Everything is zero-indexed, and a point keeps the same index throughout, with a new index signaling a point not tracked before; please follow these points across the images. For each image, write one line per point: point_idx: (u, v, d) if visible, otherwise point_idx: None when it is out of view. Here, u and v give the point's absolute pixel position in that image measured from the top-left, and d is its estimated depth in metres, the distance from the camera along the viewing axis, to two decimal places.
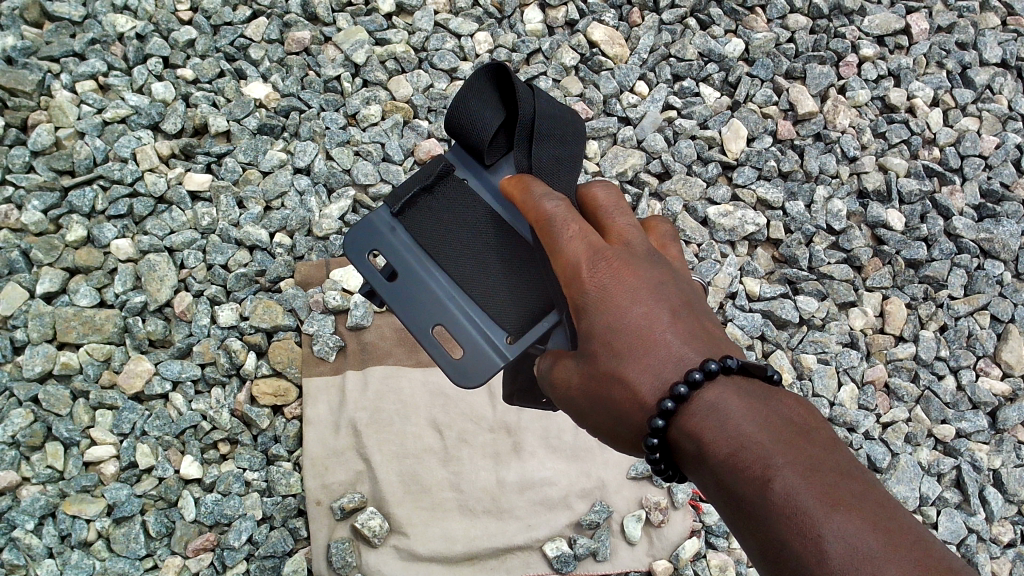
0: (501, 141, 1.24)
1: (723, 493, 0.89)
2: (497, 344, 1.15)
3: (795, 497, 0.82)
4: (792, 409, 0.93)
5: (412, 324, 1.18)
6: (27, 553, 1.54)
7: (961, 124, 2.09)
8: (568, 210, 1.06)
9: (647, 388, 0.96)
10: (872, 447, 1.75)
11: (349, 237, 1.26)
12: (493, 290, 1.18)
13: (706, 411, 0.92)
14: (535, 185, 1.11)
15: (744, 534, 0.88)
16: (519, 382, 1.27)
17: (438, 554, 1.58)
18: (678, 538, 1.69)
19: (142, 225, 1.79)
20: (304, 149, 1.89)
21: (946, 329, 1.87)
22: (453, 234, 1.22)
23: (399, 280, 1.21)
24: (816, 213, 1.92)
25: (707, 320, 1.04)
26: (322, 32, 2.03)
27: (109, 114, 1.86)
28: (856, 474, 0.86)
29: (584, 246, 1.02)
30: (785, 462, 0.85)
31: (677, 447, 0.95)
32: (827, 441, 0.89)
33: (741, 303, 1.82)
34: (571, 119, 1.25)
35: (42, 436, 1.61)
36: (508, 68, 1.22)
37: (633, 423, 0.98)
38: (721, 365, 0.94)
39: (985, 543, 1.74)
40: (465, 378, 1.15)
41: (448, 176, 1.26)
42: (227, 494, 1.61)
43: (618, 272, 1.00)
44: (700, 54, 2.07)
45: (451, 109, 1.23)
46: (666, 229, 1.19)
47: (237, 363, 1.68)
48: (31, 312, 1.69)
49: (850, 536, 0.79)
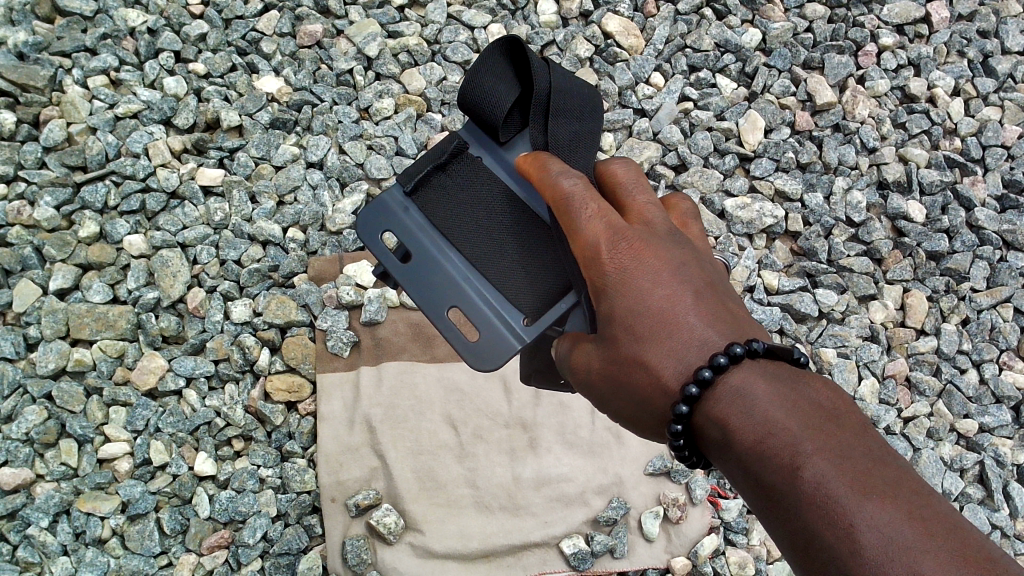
0: (516, 117, 1.21)
1: (750, 480, 0.87)
2: (513, 327, 1.14)
3: (825, 485, 0.80)
4: (819, 392, 0.91)
5: (427, 306, 1.17)
6: (42, 551, 1.53)
7: (983, 114, 2.05)
8: (587, 189, 1.03)
9: (670, 373, 0.94)
10: (894, 442, 1.72)
11: (361, 217, 1.24)
12: (510, 272, 1.17)
13: (732, 397, 0.90)
14: (552, 162, 1.07)
15: (773, 523, 0.86)
16: (537, 363, 1.25)
17: (452, 551, 1.57)
18: (697, 535, 1.66)
19: (154, 221, 1.78)
20: (317, 143, 1.87)
21: (969, 323, 1.84)
22: (468, 214, 1.20)
23: (414, 261, 1.20)
24: (835, 205, 1.90)
25: (730, 300, 1.01)
26: (334, 25, 2.01)
27: (121, 109, 1.85)
28: (889, 460, 0.83)
29: (604, 226, 0.99)
30: (814, 449, 0.83)
31: (702, 433, 0.93)
32: (857, 425, 0.87)
33: (759, 297, 1.79)
34: (586, 95, 1.22)
35: (55, 433, 1.60)
36: (523, 41, 1.18)
37: (656, 409, 0.97)
38: (747, 349, 0.92)
39: (1008, 539, 1.71)
40: (482, 361, 1.14)
41: (462, 154, 1.23)
42: (241, 490, 1.60)
43: (639, 253, 0.97)
44: (716, 45, 2.05)
45: (464, 85, 1.20)
46: (687, 207, 1.17)
47: (252, 359, 1.67)
48: (45, 309, 1.68)
49: (883, 525, 0.77)
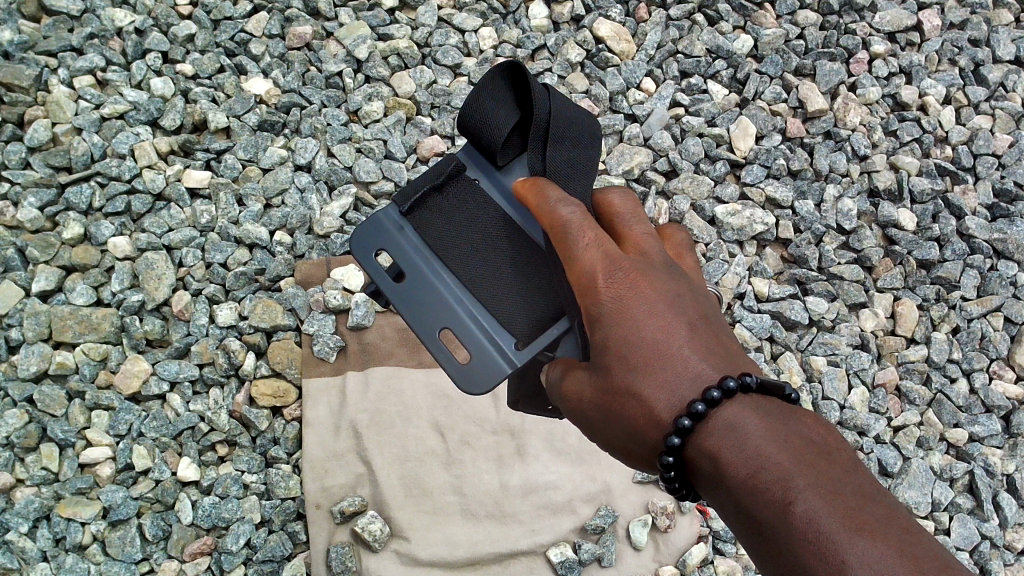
0: (515, 142, 1.21)
1: (741, 515, 0.86)
2: (505, 351, 1.12)
3: (817, 520, 0.80)
4: (810, 428, 0.91)
5: (418, 327, 1.15)
6: (21, 556, 1.51)
7: (974, 123, 2.05)
8: (585, 216, 1.01)
9: (663, 406, 0.93)
10: (883, 451, 1.72)
11: (355, 235, 1.23)
12: (504, 296, 1.15)
13: (724, 431, 0.89)
14: (550, 189, 1.06)
15: (764, 559, 0.85)
16: (525, 388, 1.23)
17: (438, 559, 1.55)
18: (685, 544, 1.65)
19: (140, 222, 1.77)
20: (306, 146, 1.86)
21: (959, 332, 1.84)
22: (463, 237, 1.19)
23: (406, 281, 1.18)
24: (826, 212, 1.89)
25: (724, 334, 1.01)
26: (324, 27, 2.00)
27: (107, 110, 1.83)
28: (880, 498, 0.84)
29: (600, 255, 0.98)
30: (806, 483, 0.83)
31: (693, 466, 0.92)
32: (848, 462, 0.87)
33: (749, 304, 1.79)
34: (586, 122, 1.21)
35: (37, 437, 1.58)
36: (524, 67, 1.18)
37: (648, 441, 0.95)
38: (740, 383, 0.91)
39: (998, 549, 1.70)
40: (472, 385, 1.12)
41: (459, 176, 1.22)
42: (225, 496, 1.57)
43: (635, 283, 0.96)
44: (708, 51, 2.05)
45: (464, 107, 1.19)
46: (682, 238, 1.16)
47: (236, 364, 1.65)
48: (27, 311, 1.66)
49: (876, 561, 0.76)
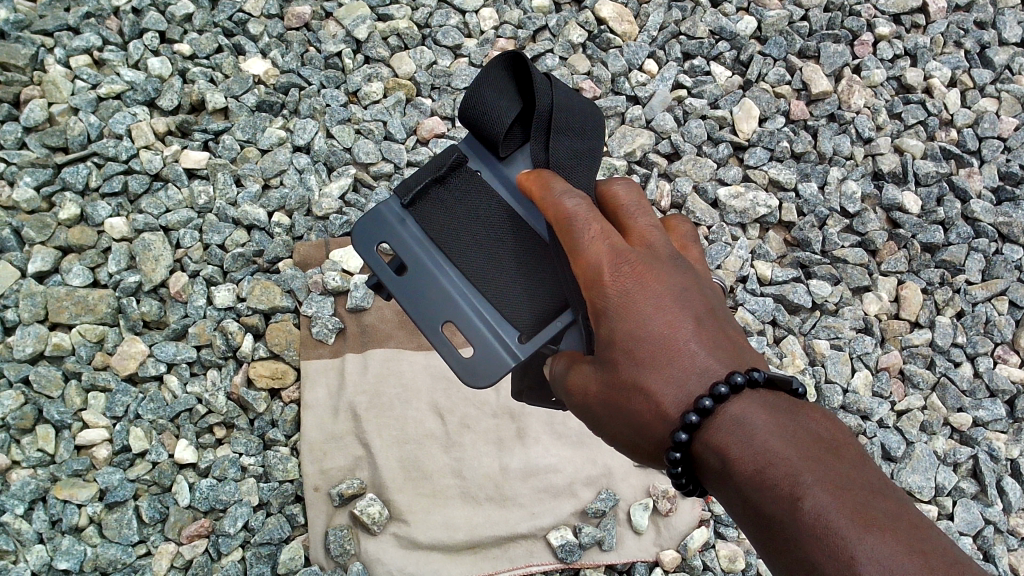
0: (517, 132, 1.19)
1: (748, 511, 0.86)
2: (508, 344, 1.10)
3: (825, 517, 0.79)
4: (818, 423, 0.90)
5: (422, 322, 1.13)
6: (16, 539, 1.49)
7: (980, 105, 2.03)
8: (590, 209, 0.98)
9: (670, 401, 0.91)
10: (887, 435, 1.70)
11: (357, 227, 1.21)
12: (507, 290, 1.13)
13: (732, 426, 0.88)
14: (555, 181, 1.04)
15: (770, 552, 0.85)
16: (528, 380, 1.21)
17: (438, 542, 1.53)
18: (687, 527, 1.63)
19: (137, 204, 1.75)
20: (304, 127, 1.84)
21: (964, 315, 1.82)
22: (466, 229, 1.17)
23: (409, 274, 1.16)
24: (829, 195, 1.88)
25: (730, 326, 0.99)
26: (323, 7, 1.99)
27: (103, 90, 1.82)
28: (889, 493, 0.83)
29: (606, 247, 0.95)
30: (814, 479, 0.82)
31: (701, 462, 0.91)
32: (856, 456, 0.86)
33: (752, 287, 1.77)
34: (590, 114, 1.19)
35: (32, 418, 1.56)
36: (525, 57, 1.16)
37: (654, 436, 0.94)
38: (747, 379, 0.90)
39: (1002, 534, 1.68)
40: (475, 378, 1.10)
41: (461, 168, 1.20)
42: (222, 479, 1.56)
43: (641, 277, 0.94)
44: (711, 33, 2.03)
45: (466, 98, 1.18)
46: (687, 230, 1.14)
47: (235, 345, 1.63)
48: (23, 292, 1.64)
49: (884, 557, 0.76)
